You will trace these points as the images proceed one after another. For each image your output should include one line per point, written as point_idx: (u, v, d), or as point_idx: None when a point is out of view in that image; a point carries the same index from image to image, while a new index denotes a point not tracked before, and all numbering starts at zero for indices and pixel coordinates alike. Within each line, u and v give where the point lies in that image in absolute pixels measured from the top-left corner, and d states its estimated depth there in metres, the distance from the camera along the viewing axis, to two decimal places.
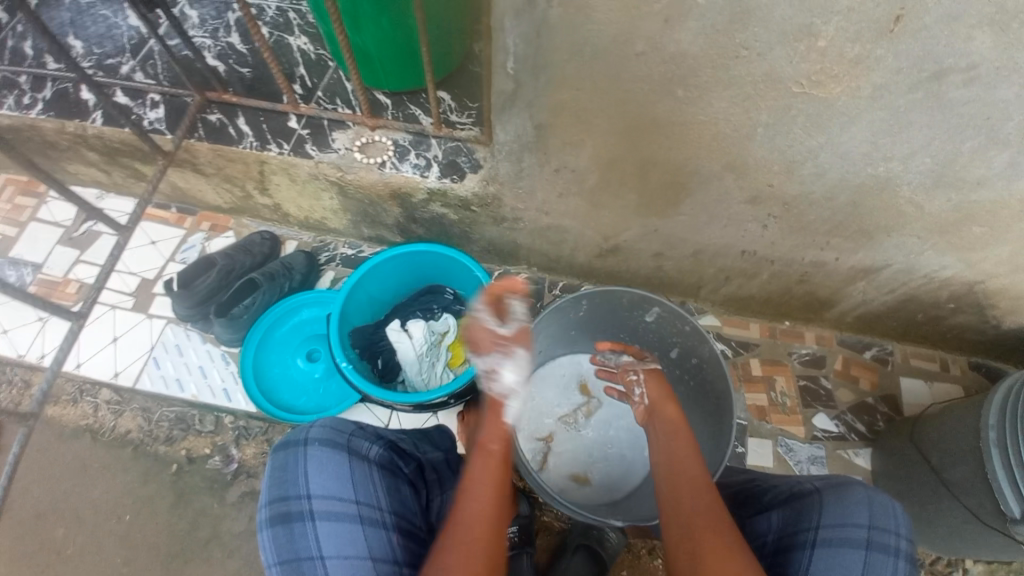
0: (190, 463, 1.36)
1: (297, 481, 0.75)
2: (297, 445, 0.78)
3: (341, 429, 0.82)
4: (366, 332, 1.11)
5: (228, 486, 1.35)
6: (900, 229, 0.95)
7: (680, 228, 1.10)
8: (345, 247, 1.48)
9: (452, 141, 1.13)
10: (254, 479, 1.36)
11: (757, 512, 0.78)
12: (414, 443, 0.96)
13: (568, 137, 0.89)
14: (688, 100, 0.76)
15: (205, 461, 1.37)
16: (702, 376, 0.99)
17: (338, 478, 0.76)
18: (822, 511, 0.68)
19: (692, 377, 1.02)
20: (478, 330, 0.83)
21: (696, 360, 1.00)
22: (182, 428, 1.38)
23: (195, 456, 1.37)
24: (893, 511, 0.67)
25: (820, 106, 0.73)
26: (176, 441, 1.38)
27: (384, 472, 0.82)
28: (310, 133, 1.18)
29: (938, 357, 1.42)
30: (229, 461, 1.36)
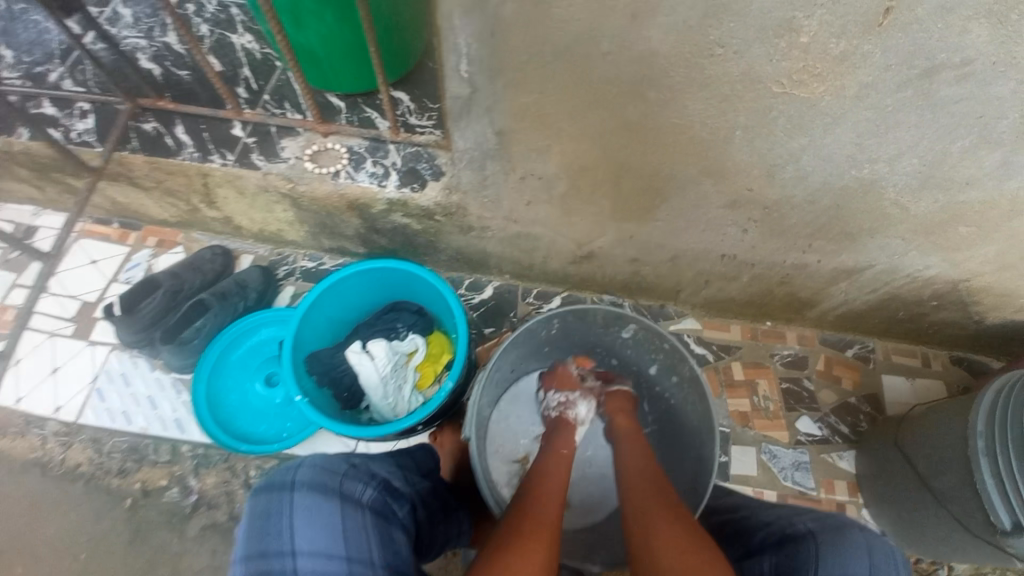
0: (145, 497, 1.27)
1: (281, 534, 0.69)
2: (282, 490, 0.72)
3: (332, 471, 0.75)
4: (325, 356, 1.03)
5: (187, 520, 1.26)
6: (884, 231, 0.91)
7: (656, 234, 1.04)
8: (304, 259, 1.38)
9: (411, 146, 1.06)
10: (214, 511, 1.26)
11: (748, 553, 0.73)
12: (407, 478, 0.87)
13: (533, 143, 0.82)
14: (660, 102, 0.70)
15: (162, 494, 1.27)
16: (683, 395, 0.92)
17: (326, 529, 0.69)
18: (821, 561, 0.63)
19: (671, 396, 0.96)
20: (569, 375, 0.99)
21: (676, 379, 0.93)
22: (135, 460, 1.28)
23: (150, 489, 1.27)
24: (893, 557, 0.64)
25: (802, 106, 0.67)
26: (130, 473, 1.27)
27: (377, 517, 0.74)
28: (256, 142, 1.09)
29: (919, 353, 1.40)
30: (188, 493, 1.26)
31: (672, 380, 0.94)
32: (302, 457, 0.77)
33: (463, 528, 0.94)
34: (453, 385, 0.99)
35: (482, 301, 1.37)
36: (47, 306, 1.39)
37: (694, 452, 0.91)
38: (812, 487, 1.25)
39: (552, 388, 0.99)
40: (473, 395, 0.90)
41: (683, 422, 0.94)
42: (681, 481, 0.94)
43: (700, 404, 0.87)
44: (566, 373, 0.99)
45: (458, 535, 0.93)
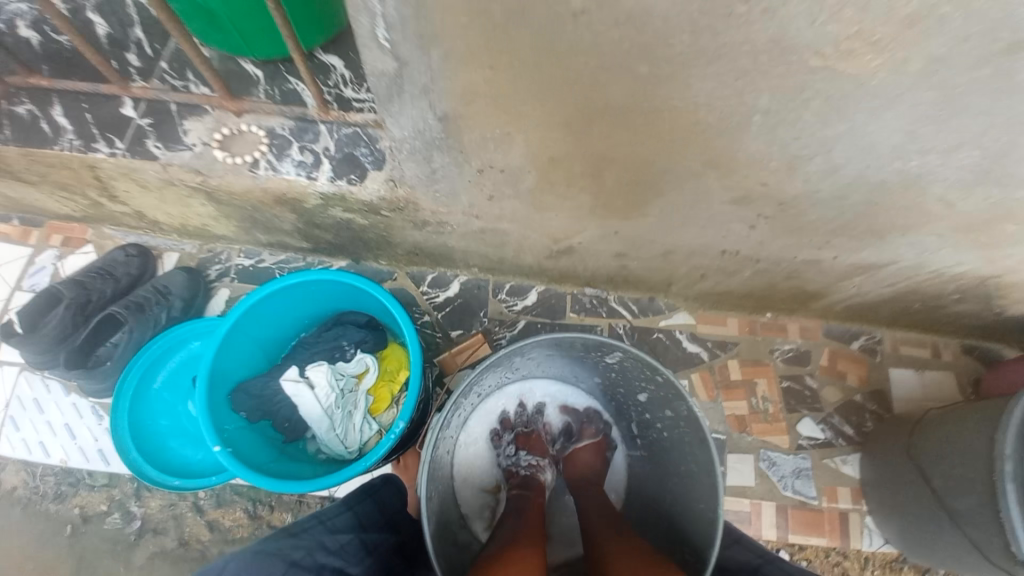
0: (86, 523, 1.13)
1: None
2: None
3: None
4: (254, 388, 0.87)
5: (133, 546, 1.13)
6: (919, 228, 0.76)
7: (646, 230, 0.87)
8: (239, 256, 1.19)
9: (347, 127, 0.85)
10: (163, 536, 1.14)
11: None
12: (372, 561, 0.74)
13: (490, 131, 0.63)
14: (655, 80, 0.52)
15: (103, 519, 1.14)
16: (680, 433, 0.77)
17: None
18: None
19: (666, 430, 0.81)
20: (536, 441, 0.94)
21: (671, 413, 0.78)
22: (70, 483, 1.14)
23: (90, 514, 1.14)
24: None
25: (846, 85, 0.50)
26: (65, 498, 1.14)
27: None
28: (153, 124, 0.88)
29: (929, 343, 1.28)
30: (131, 519, 1.13)
31: (667, 413, 0.79)
32: (225, 557, 0.66)
33: None
34: (403, 425, 0.82)
35: (447, 300, 1.20)
36: None
37: (687, 501, 0.77)
38: (813, 496, 1.15)
39: (521, 448, 0.93)
40: (429, 440, 0.75)
41: (678, 462, 0.80)
42: (672, 528, 0.80)
43: (699, 447, 0.73)
44: (532, 436, 0.95)
45: None
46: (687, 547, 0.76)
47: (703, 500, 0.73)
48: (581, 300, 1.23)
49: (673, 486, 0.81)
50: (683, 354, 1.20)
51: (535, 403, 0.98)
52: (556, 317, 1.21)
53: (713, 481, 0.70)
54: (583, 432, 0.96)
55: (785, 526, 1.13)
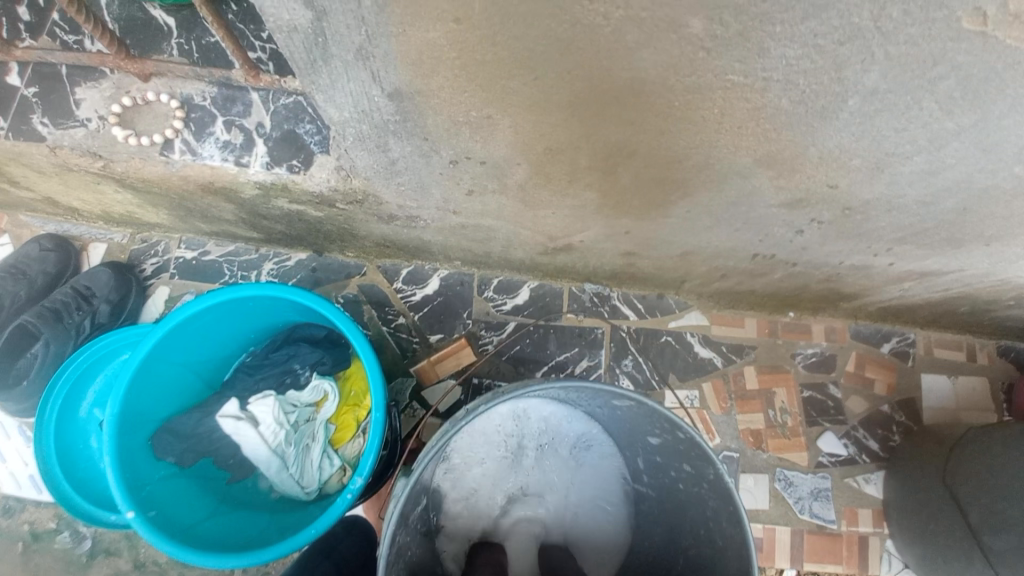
0: (36, 541, 1.00)
1: None
2: None
3: None
4: (183, 428, 0.72)
5: (87, 568, 0.99)
6: (1009, 238, 0.60)
7: (665, 231, 0.70)
8: (179, 248, 1.00)
9: (286, 95, 0.66)
10: (117, 558, 1.00)
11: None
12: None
13: (465, 114, 0.46)
14: (708, 45, 0.35)
15: (54, 538, 1.00)
16: (703, 493, 0.64)
17: None
18: None
19: (683, 484, 0.67)
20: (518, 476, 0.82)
21: (693, 469, 0.64)
22: (17, 496, 1.00)
23: (40, 532, 1.00)
24: None
25: (997, 59, 0.33)
26: (13, 512, 1.00)
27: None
28: (38, 94, 0.68)
29: (964, 344, 1.14)
30: (82, 539, 0.99)
31: (685, 468, 0.65)
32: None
33: None
34: (360, 482, 0.66)
35: (425, 299, 1.03)
36: None
37: (709, 573, 0.65)
38: (831, 519, 1.04)
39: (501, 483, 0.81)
40: (392, 514, 0.56)
41: (696, 523, 0.67)
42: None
43: (729, 522, 0.60)
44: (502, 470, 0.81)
45: None
46: None
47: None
48: (579, 297, 1.06)
49: (686, 541, 0.69)
50: (694, 360, 1.06)
51: (527, 426, 0.80)
52: (551, 318, 1.05)
53: (745, 568, 0.58)
54: (565, 468, 0.82)
55: (800, 553, 1.02)
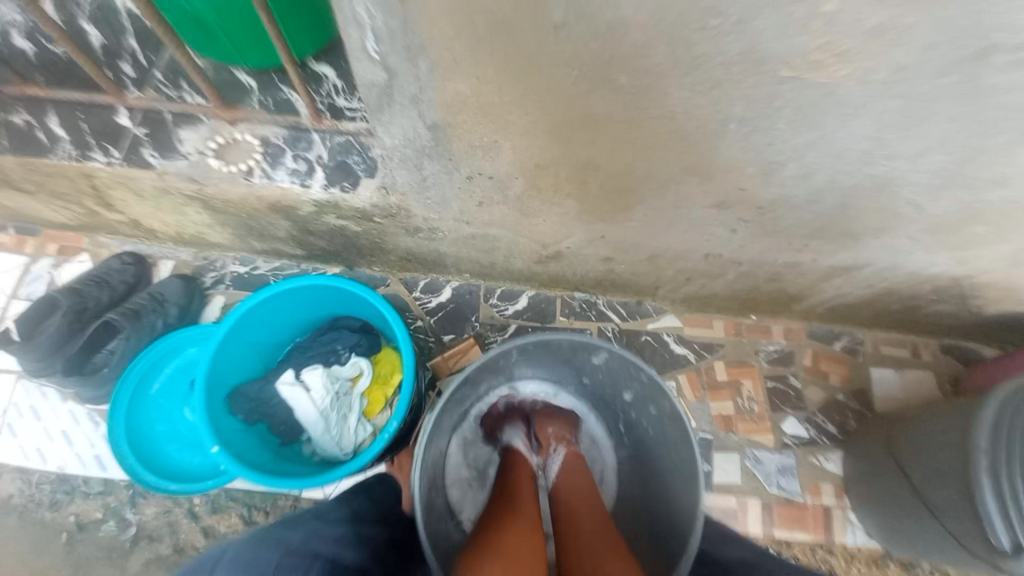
0: (81, 531, 1.12)
1: None
2: None
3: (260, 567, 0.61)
4: (251, 392, 0.89)
5: (129, 553, 1.12)
6: (890, 231, 0.79)
7: (632, 235, 0.89)
8: (235, 263, 1.21)
9: (339, 135, 0.88)
10: (158, 542, 1.12)
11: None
12: (360, 546, 0.71)
13: (478, 139, 0.66)
14: (634, 91, 0.55)
15: (99, 527, 1.12)
16: (665, 429, 0.81)
17: None
18: None
19: (651, 426, 0.85)
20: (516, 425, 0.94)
21: (656, 411, 0.81)
22: (66, 490, 1.13)
23: (85, 522, 1.12)
24: None
25: (815, 94, 0.52)
26: (61, 505, 1.13)
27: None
28: (148, 133, 0.89)
29: (908, 343, 1.31)
30: (126, 526, 1.12)
31: (651, 410, 0.82)
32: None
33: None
34: (395, 427, 0.84)
35: (439, 305, 1.22)
36: None
37: (675, 496, 0.80)
38: (798, 493, 1.18)
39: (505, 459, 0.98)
40: (421, 436, 0.77)
41: (664, 460, 0.83)
42: (662, 530, 0.82)
43: (683, 443, 0.77)
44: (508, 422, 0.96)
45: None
46: (671, 527, 0.80)
47: (688, 494, 0.76)
48: (571, 304, 1.25)
49: (659, 478, 0.85)
50: (670, 356, 1.23)
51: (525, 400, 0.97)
52: (546, 321, 1.23)
53: (694, 474, 0.74)
54: None
55: (770, 523, 1.16)
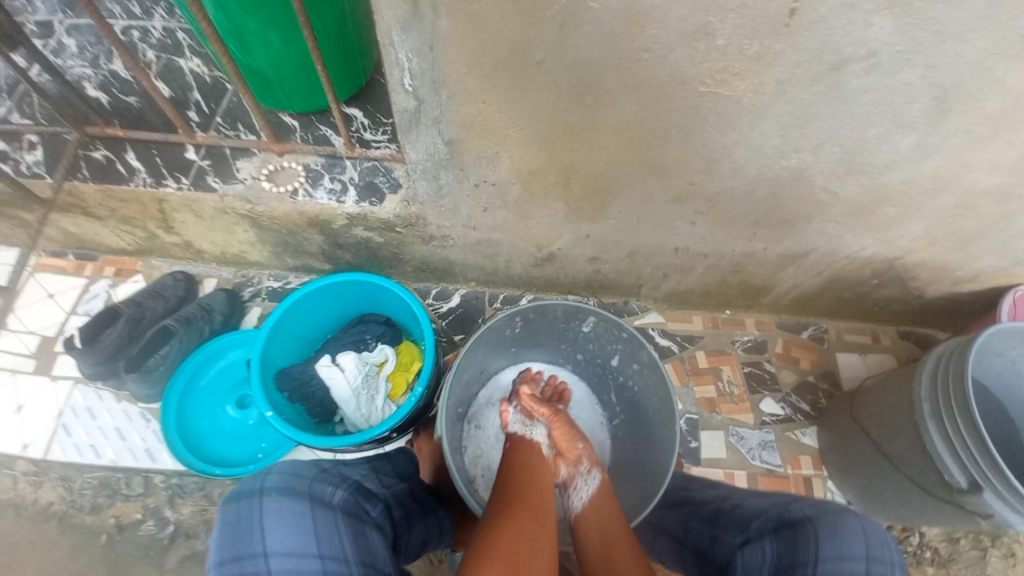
0: (121, 532, 1.23)
1: (253, 539, 0.66)
2: (251, 497, 0.69)
3: (301, 476, 0.73)
4: (295, 372, 1.06)
5: (165, 551, 1.23)
6: (819, 216, 0.97)
7: (612, 232, 1.07)
8: (270, 279, 1.38)
9: (367, 161, 1.07)
10: (193, 540, 1.23)
11: (746, 540, 0.75)
12: (378, 478, 0.85)
13: (483, 151, 0.85)
14: (598, 107, 0.75)
15: (137, 527, 1.24)
16: (646, 379, 0.99)
17: (301, 532, 0.67)
18: (819, 543, 0.67)
19: (635, 383, 1.02)
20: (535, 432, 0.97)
21: (637, 365, 1.00)
22: (107, 494, 1.25)
23: (125, 523, 1.24)
24: (886, 539, 0.68)
25: (729, 103, 0.72)
26: (101, 510, 1.24)
27: (349, 519, 0.71)
28: (211, 164, 1.08)
29: (869, 330, 1.45)
30: (165, 524, 1.23)
31: (634, 366, 1.00)
32: (259, 500, 0.68)
33: (444, 526, 0.94)
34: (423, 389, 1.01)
35: (450, 309, 1.38)
36: (6, 343, 1.36)
37: (659, 434, 0.97)
38: (779, 464, 1.30)
39: None
40: (443, 395, 0.93)
41: (648, 408, 1.00)
42: (648, 468, 0.98)
43: (660, 386, 0.95)
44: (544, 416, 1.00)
45: (440, 534, 0.93)
46: (656, 462, 0.96)
47: (668, 427, 0.94)
48: None
49: (646, 425, 1.01)
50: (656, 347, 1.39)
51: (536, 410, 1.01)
52: None
53: (671, 407, 0.92)
54: None
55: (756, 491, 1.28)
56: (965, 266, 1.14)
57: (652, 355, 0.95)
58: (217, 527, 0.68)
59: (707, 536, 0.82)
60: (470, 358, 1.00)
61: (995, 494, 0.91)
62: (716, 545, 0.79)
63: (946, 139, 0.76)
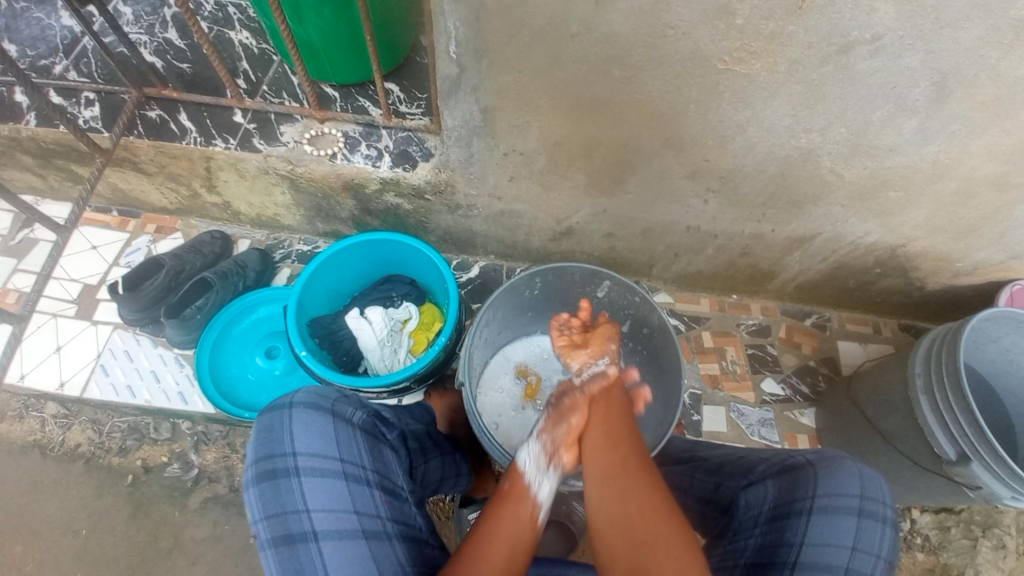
0: (148, 473, 1.31)
1: (282, 440, 0.70)
2: (281, 408, 0.73)
3: (326, 395, 0.77)
4: (325, 322, 1.16)
5: (189, 492, 1.30)
6: (825, 198, 1.02)
7: (628, 207, 1.14)
8: (300, 243, 1.46)
9: (402, 131, 1.13)
10: (216, 484, 1.31)
11: (749, 483, 0.83)
12: (398, 413, 0.89)
13: (514, 120, 0.92)
14: (623, 79, 0.81)
15: (163, 470, 1.32)
16: (653, 339, 1.10)
17: (325, 437, 0.71)
18: (818, 482, 0.74)
19: (645, 345, 1.13)
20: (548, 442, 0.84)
21: (647, 328, 1.10)
22: (135, 438, 1.33)
23: (152, 466, 1.32)
24: (879, 484, 0.75)
25: (744, 81, 0.78)
26: (129, 451, 1.32)
27: (368, 435, 0.76)
28: (257, 127, 1.16)
29: (870, 321, 1.50)
30: (189, 467, 1.31)
31: (645, 331, 1.11)
32: (289, 409, 0.73)
33: (461, 470, 1.00)
34: (447, 340, 1.09)
35: (469, 279, 1.44)
36: (50, 290, 1.45)
37: (664, 390, 1.07)
38: (776, 440, 1.36)
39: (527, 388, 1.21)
40: (466, 344, 1.00)
41: (656, 368, 1.11)
42: (656, 421, 1.08)
43: (668, 345, 1.04)
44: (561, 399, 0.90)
45: (457, 475, 0.99)
46: (661, 418, 1.06)
47: (673, 384, 1.03)
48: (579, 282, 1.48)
49: (654, 385, 1.11)
50: None
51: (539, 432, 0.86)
52: None
53: (677, 364, 1.01)
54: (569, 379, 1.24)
55: None
56: (966, 258, 1.20)
57: (662, 318, 1.04)
58: (253, 431, 0.73)
59: (712, 483, 0.89)
60: (493, 313, 1.07)
61: (982, 464, 0.97)
62: (720, 490, 0.88)
63: (946, 124, 0.82)
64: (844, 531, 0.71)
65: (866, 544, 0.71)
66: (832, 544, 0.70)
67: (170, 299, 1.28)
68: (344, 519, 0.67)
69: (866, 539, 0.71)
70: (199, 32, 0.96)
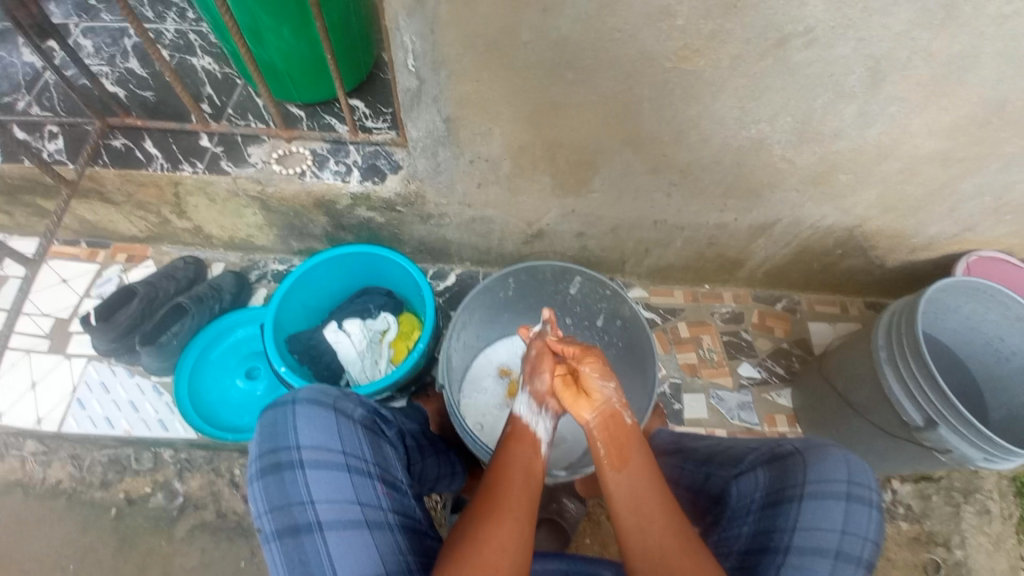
0: (132, 505, 1.29)
1: (286, 434, 0.71)
2: (285, 403, 0.74)
3: (328, 391, 0.77)
4: (304, 337, 1.16)
5: (175, 521, 1.29)
6: (781, 185, 1.07)
7: (595, 206, 1.17)
8: (275, 262, 1.46)
9: (370, 145, 1.15)
10: (202, 511, 1.29)
11: (740, 472, 0.86)
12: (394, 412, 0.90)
13: (476, 127, 0.95)
14: (578, 82, 0.84)
15: (147, 501, 1.30)
16: (625, 331, 1.13)
17: (328, 430, 0.72)
18: (807, 468, 0.77)
19: (619, 339, 1.16)
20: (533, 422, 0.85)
21: (619, 321, 1.13)
22: (117, 470, 1.31)
23: (135, 498, 1.30)
24: (863, 468, 0.78)
25: (690, 78, 0.82)
26: (112, 485, 1.31)
27: (369, 431, 0.77)
28: (224, 150, 1.17)
29: (838, 301, 1.56)
30: (174, 496, 1.29)
31: (618, 323, 1.14)
32: (292, 405, 0.73)
33: (455, 468, 1.02)
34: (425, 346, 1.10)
35: (446, 287, 1.46)
36: (22, 327, 1.43)
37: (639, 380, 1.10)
38: (756, 422, 1.40)
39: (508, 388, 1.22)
40: (444, 348, 1.01)
41: (630, 359, 1.14)
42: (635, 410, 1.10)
43: (640, 335, 1.07)
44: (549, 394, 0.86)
45: (451, 474, 1.01)
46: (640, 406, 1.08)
47: (647, 372, 1.06)
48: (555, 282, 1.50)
49: (630, 377, 1.14)
50: None
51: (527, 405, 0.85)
52: None
53: (649, 352, 1.04)
54: None
55: None
56: (920, 234, 1.25)
57: (633, 309, 1.07)
58: (258, 427, 0.73)
59: (704, 473, 0.92)
60: (468, 316, 1.09)
61: (950, 429, 1.02)
62: (711, 479, 0.90)
63: (884, 107, 0.87)
64: (833, 515, 0.73)
65: (855, 527, 0.74)
66: (822, 527, 0.73)
67: (144, 326, 1.26)
68: (348, 510, 0.68)
69: (854, 522, 0.74)
70: (160, 58, 0.97)
